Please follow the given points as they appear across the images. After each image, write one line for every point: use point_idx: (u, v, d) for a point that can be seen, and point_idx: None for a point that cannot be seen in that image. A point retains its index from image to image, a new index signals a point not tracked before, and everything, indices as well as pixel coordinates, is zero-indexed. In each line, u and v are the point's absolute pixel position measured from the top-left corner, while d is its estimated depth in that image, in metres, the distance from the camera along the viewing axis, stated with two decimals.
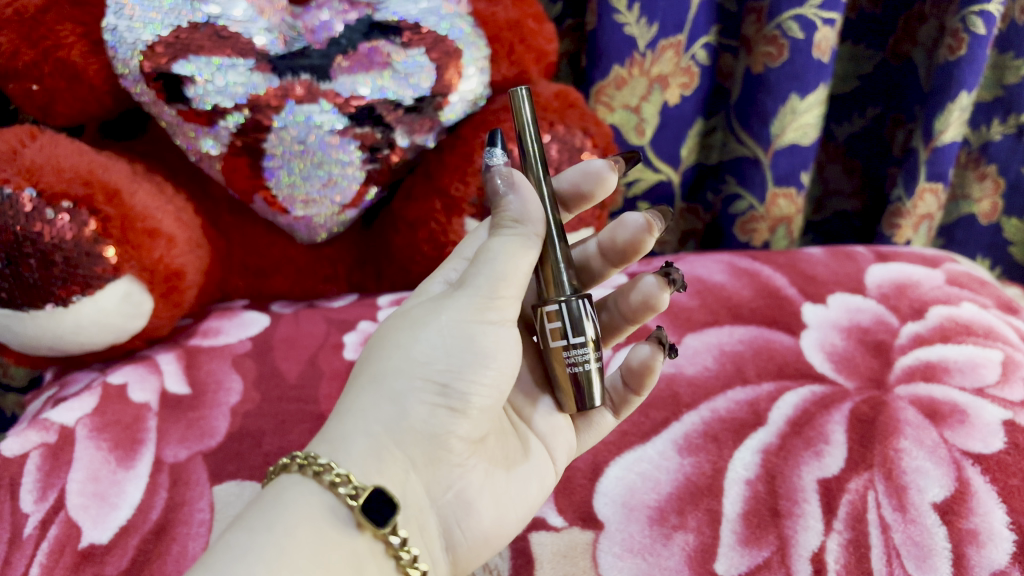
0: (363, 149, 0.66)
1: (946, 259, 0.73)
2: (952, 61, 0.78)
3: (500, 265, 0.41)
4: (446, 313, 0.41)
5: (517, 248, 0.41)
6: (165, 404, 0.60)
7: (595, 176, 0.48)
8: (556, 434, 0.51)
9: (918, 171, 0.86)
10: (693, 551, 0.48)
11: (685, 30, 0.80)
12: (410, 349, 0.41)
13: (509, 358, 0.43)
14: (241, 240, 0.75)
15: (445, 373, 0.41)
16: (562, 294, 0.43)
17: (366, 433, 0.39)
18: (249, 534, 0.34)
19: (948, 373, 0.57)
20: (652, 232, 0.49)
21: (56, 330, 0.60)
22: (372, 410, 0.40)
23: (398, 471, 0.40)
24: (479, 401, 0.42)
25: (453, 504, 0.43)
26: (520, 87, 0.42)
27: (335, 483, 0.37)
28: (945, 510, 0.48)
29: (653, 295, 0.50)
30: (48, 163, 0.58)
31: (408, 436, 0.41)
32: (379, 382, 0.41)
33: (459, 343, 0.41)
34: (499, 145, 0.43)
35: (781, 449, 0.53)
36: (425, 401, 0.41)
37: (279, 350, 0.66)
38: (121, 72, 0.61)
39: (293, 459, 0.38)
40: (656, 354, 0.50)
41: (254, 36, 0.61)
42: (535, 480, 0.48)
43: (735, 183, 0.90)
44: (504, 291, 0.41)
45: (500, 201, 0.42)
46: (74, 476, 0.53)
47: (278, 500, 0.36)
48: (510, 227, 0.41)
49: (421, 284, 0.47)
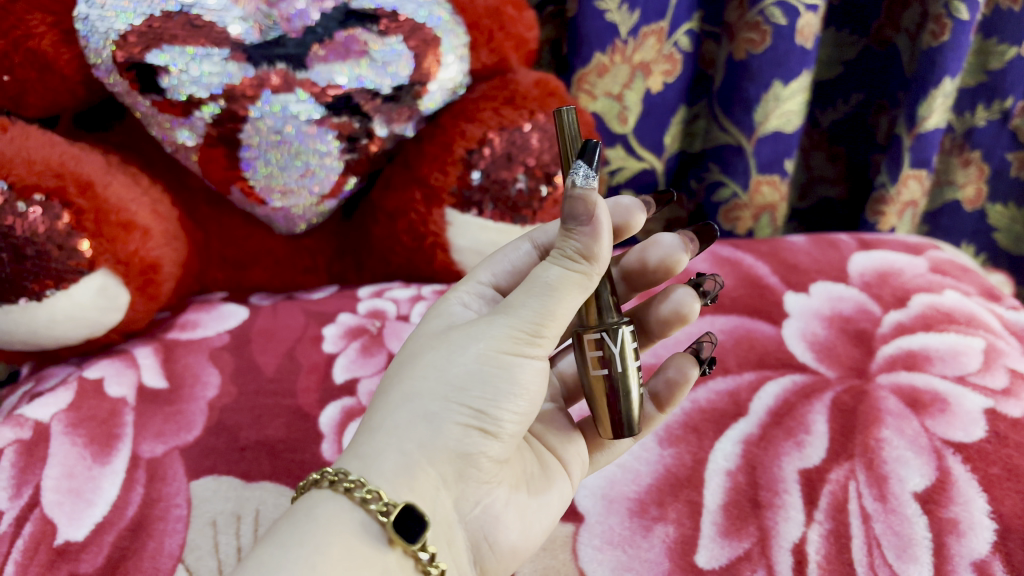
0: (342, 139, 0.65)
1: (929, 246, 0.72)
2: (935, 47, 0.77)
3: (549, 301, 0.39)
4: (485, 339, 0.40)
5: (575, 289, 0.38)
6: (141, 399, 0.59)
7: (624, 210, 0.47)
8: (568, 446, 0.50)
9: (902, 158, 0.85)
10: (674, 542, 0.47)
11: (667, 17, 0.80)
12: (446, 372, 0.40)
13: (541, 386, 0.43)
14: (219, 231, 0.74)
15: (481, 399, 0.40)
16: (606, 321, 0.42)
17: (400, 451, 0.38)
18: (280, 549, 0.33)
19: (929, 362, 0.57)
20: (688, 250, 0.50)
21: (31, 325, 0.59)
22: (406, 429, 0.39)
23: (430, 488, 0.39)
24: (510, 427, 0.42)
25: (480, 518, 0.42)
26: (565, 107, 0.40)
27: (366, 499, 0.36)
28: (926, 499, 0.48)
29: (686, 305, 0.49)
30: (18, 156, 0.57)
31: (441, 455, 0.39)
32: (413, 402, 0.40)
33: (496, 372, 0.40)
34: (591, 161, 0.37)
35: (761, 439, 0.53)
36: (459, 423, 0.40)
37: (258, 343, 0.65)
38: (95, 62, 0.60)
39: (325, 474, 0.38)
40: (692, 366, 0.49)
41: (228, 25, 0.60)
42: (555, 495, 0.47)
43: (718, 171, 0.90)
44: (546, 330, 0.40)
45: (571, 228, 0.37)
46: (49, 472, 0.53)
47: (310, 515, 0.36)
48: (576, 263, 0.38)
49: (436, 304, 0.47)
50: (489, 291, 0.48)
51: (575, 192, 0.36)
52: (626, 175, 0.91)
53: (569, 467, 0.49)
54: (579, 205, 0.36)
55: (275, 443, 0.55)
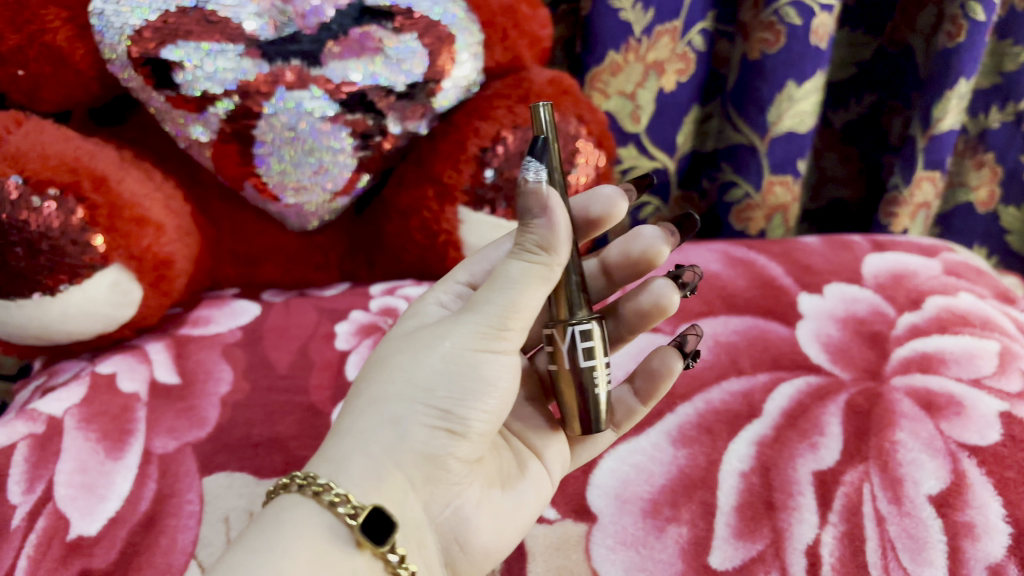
0: (355, 136, 0.65)
1: (943, 248, 0.72)
2: (951, 48, 0.77)
3: (513, 294, 0.39)
4: (450, 338, 0.41)
5: (537, 280, 0.38)
6: (154, 394, 0.59)
7: (605, 200, 0.47)
8: (548, 443, 0.50)
9: (915, 159, 0.85)
10: (687, 543, 0.47)
11: (681, 16, 0.80)
12: (413, 373, 0.41)
13: (510, 383, 0.43)
14: (231, 227, 0.74)
15: (447, 399, 0.40)
16: (573, 317, 0.42)
17: (368, 454, 0.39)
18: (249, 554, 0.33)
19: (944, 365, 0.57)
20: (670, 241, 0.49)
21: (44, 320, 0.59)
22: (373, 432, 0.40)
23: (399, 491, 0.39)
24: (478, 426, 0.42)
25: (451, 521, 0.43)
26: (541, 104, 0.39)
27: (335, 502, 0.36)
28: (941, 502, 0.47)
29: (665, 297, 0.49)
30: (33, 149, 0.57)
31: (408, 457, 0.40)
32: (381, 405, 0.40)
33: (463, 370, 0.40)
34: (540, 158, 0.38)
35: (776, 440, 0.53)
36: (426, 424, 0.40)
37: (270, 339, 0.65)
38: (109, 57, 0.60)
39: (294, 479, 0.38)
40: (675, 359, 0.50)
41: (243, 21, 0.60)
42: (531, 493, 0.48)
43: (731, 171, 0.90)
44: (512, 323, 0.40)
45: (527, 222, 0.37)
46: (62, 467, 0.53)
47: (278, 520, 0.36)
48: (534, 253, 0.38)
49: (412, 305, 0.48)
50: (466, 289, 0.48)
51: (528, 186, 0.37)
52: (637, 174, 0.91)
53: (546, 459, 0.50)
54: (532, 200, 0.37)
55: (288, 439, 0.55)
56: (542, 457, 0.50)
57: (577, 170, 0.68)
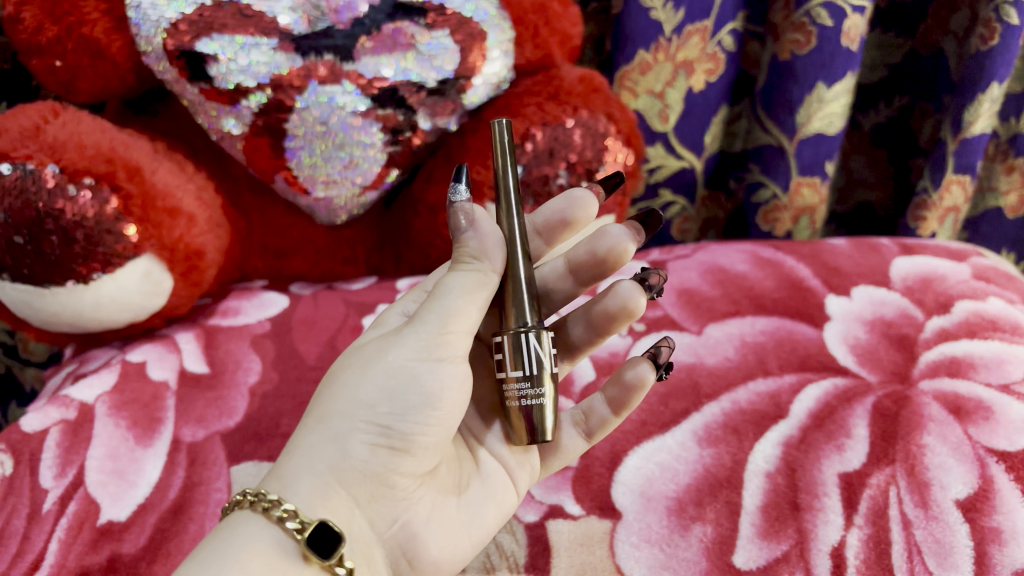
0: (385, 132, 0.65)
1: (972, 252, 0.71)
2: (984, 51, 0.76)
3: (454, 300, 0.41)
4: (392, 353, 0.42)
5: (472, 285, 0.42)
6: (184, 383, 0.60)
7: (578, 201, 0.51)
8: (521, 459, 0.50)
9: (946, 163, 0.85)
10: (711, 542, 0.47)
11: (712, 15, 0.79)
12: (356, 391, 0.42)
13: (458, 396, 0.43)
14: (261, 220, 0.75)
15: (388, 415, 0.41)
16: (522, 322, 0.43)
17: (312, 472, 0.40)
18: (201, 567, 0.35)
19: (973, 369, 0.56)
20: (636, 240, 0.49)
21: (77, 308, 0.60)
22: (317, 450, 0.40)
23: (342, 508, 0.40)
24: (423, 440, 0.42)
25: (399, 536, 0.43)
26: (499, 121, 0.45)
27: (283, 518, 0.38)
28: (968, 508, 0.47)
29: (631, 298, 0.47)
30: (70, 139, 0.59)
31: (351, 475, 0.41)
32: (326, 423, 0.41)
33: (404, 385, 0.41)
34: (463, 181, 0.43)
35: (802, 442, 0.53)
36: (367, 442, 0.41)
37: (299, 331, 0.66)
38: (144, 50, 0.61)
39: (245, 496, 0.39)
40: (649, 370, 0.48)
41: (278, 15, 0.61)
42: (491, 504, 0.48)
43: (759, 172, 0.89)
44: (451, 326, 0.41)
45: (459, 238, 0.43)
46: (93, 453, 0.53)
47: (230, 535, 0.37)
48: (470, 262, 0.42)
49: (379, 315, 0.48)
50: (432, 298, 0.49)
51: (456, 206, 0.42)
52: (664, 173, 0.91)
53: (505, 462, 0.49)
54: (462, 216, 0.42)
55: None
56: (488, 445, 0.50)
57: (606, 168, 0.68)
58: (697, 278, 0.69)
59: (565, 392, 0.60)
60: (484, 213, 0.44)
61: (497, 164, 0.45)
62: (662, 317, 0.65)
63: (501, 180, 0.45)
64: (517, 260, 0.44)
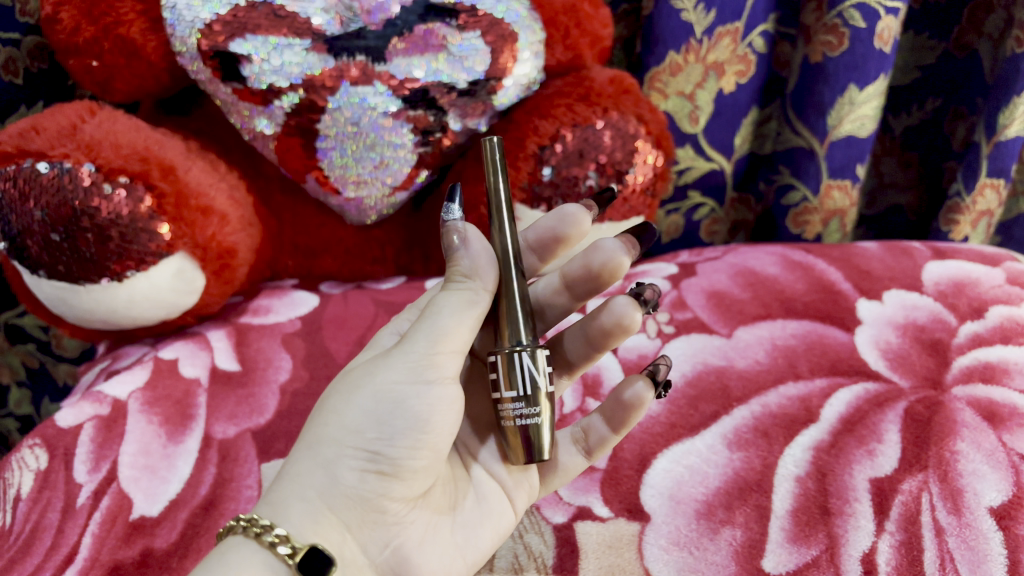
0: (416, 132, 0.66)
1: (1007, 257, 0.70)
2: (1019, 54, 0.76)
3: (444, 320, 0.41)
4: (380, 376, 0.42)
5: (463, 305, 0.42)
6: (215, 380, 0.60)
7: (571, 219, 0.50)
8: (518, 475, 0.50)
9: (979, 166, 0.84)
10: (740, 546, 0.47)
11: (743, 17, 0.79)
12: (343, 416, 0.42)
13: (447, 418, 0.43)
14: (292, 219, 0.75)
15: (376, 441, 0.42)
16: (516, 342, 0.43)
17: (302, 498, 0.41)
18: None
19: (1007, 376, 0.56)
20: (630, 253, 0.48)
21: (111, 304, 0.61)
22: (306, 476, 0.41)
23: (333, 534, 0.41)
24: (413, 464, 0.43)
25: (392, 561, 0.43)
26: (490, 138, 0.44)
27: (275, 543, 0.39)
28: (1002, 515, 0.46)
29: (626, 315, 0.47)
30: (106, 139, 0.59)
31: (341, 500, 0.42)
32: (315, 448, 0.42)
33: (391, 409, 0.42)
34: (457, 201, 0.43)
35: (832, 446, 0.52)
36: (355, 468, 0.42)
37: (329, 330, 0.66)
38: (179, 50, 0.62)
39: (237, 522, 0.40)
40: (647, 388, 0.48)
41: (311, 16, 0.62)
42: (486, 526, 0.48)
43: (789, 174, 0.89)
44: (441, 347, 0.42)
45: (451, 255, 0.42)
46: (126, 448, 0.54)
47: (222, 561, 0.38)
48: (461, 281, 0.42)
49: (375, 335, 0.49)
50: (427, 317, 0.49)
51: (448, 226, 0.42)
52: (693, 175, 0.91)
53: (501, 478, 0.50)
54: (454, 235, 0.42)
55: None
56: (483, 464, 0.50)
57: (635, 170, 0.68)
58: (726, 280, 0.69)
59: (593, 393, 0.60)
60: (477, 232, 0.43)
61: (489, 179, 0.44)
62: (692, 319, 0.65)
63: (493, 197, 0.44)
64: (510, 277, 0.44)
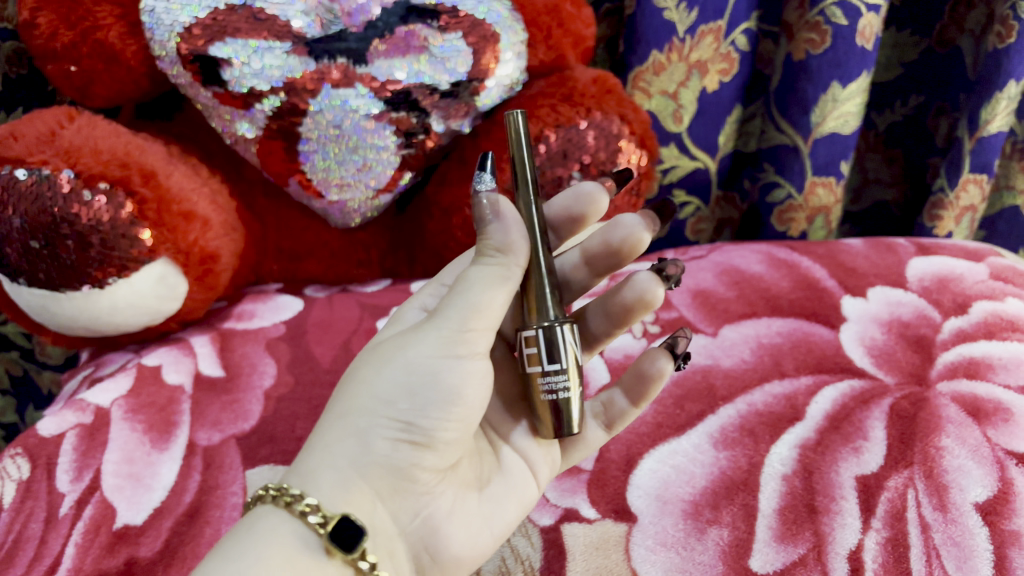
0: (399, 134, 0.65)
1: (990, 252, 0.70)
2: (1001, 49, 0.76)
3: (475, 296, 0.40)
4: (412, 350, 0.42)
5: (495, 280, 0.40)
6: (199, 387, 0.60)
7: (587, 196, 0.50)
8: (541, 448, 0.50)
9: (962, 162, 0.84)
10: (727, 546, 0.47)
11: (726, 15, 0.79)
12: (374, 387, 0.42)
13: (479, 391, 0.43)
14: (276, 223, 0.75)
15: (409, 411, 0.41)
16: (545, 319, 0.42)
17: (333, 467, 0.40)
18: (224, 562, 0.35)
19: (992, 371, 0.56)
20: (650, 229, 0.49)
21: (93, 311, 0.60)
22: (338, 446, 0.41)
23: (365, 503, 0.41)
24: (444, 436, 0.42)
25: (421, 530, 0.43)
26: (516, 112, 0.44)
27: (305, 512, 0.38)
28: (987, 511, 0.47)
29: (649, 289, 0.48)
30: (85, 145, 0.59)
31: (374, 469, 0.41)
32: (345, 419, 0.42)
33: (424, 381, 0.41)
34: (489, 169, 0.42)
35: (819, 444, 0.52)
36: (388, 437, 0.41)
37: (313, 334, 0.66)
38: (159, 54, 0.62)
39: (267, 491, 0.39)
40: (667, 361, 0.49)
41: (291, 19, 0.61)
42: (513, 498, 0.48)
43: (774, 172, 0.89)
44: (473, 322, 0.41)
45: (483, 228, 0.41)
46: (109, 457, 0.54)
47: (252, 531, 0.37)
48: (492, 256, 0.41)
49: (398, 309, 0.48)
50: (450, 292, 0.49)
51: (480, 195, 0.41)
52: (678, 174, 0.91)
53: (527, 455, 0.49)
54: (485, 205, 0.41)
55: None
56: (512, 441, 0.49)
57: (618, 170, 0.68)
58: (712, 279, 0.69)
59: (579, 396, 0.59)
60: (509, 203, 0.42)
61: (515, 155, 0.44)
62: (677, 318, 0.65)
63: (519, 172, 0.44)
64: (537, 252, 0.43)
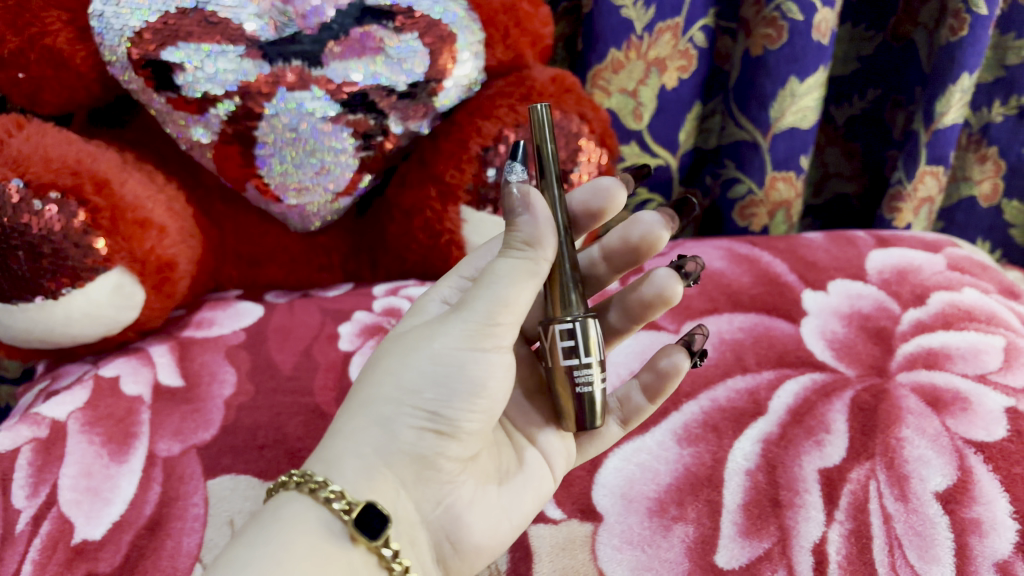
0: (357, 136, 0.65)
1: (946, 242, 0.71)
2: (954, 43, 0.77)
3: (503, 290, 0.40)
4: (439, 341, 0.41)
5: (523, 275, 0.40)
6: (159, 397, 0.59)
7: (606, 192, 0.50)
8: (556, 442, 0.50)
9: (918, 154, 0.85)
10: (693, 542, 0.47)
11: (682, 13, 0.80)
12: (399, 375, 0.42)
13: (503, 381, 0.43)
14: (235, 229, 0.74)
15: (433, 401, 0.41)
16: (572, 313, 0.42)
17: (358, 455, 0.40)
18: (248, 549, 0.35)
19: (950, 361, 0.56)
20: (668, 227, 0.51)
21: (48, 323, 0.59)
22: (362, 434, 0.41)
23: (389, 490, 0.41)
24: (468, 426, 0.43)
25: (442, 519, 0.43)
26: (539, 105, 0.43)
27: (329, 498, 0.38)
28: (947, 499, 0.47)
29: (668, 287, 0.48)
30: (36, 153, 0.58)
31: (398, 456, 0.41)
32: (369, 407, 0.42)
33: (449, 372, 0.41)
34: (519, 160, 0.41)
35: (781, 438, 0.52)
36: (413, 426, 0.41)
37: (274, 341, 0.65)
38: (109, 59, 0.60)
39: (291, 477, 0.39)
40: (683, 358, 0.51)
41: (244, 22, 0.60)
42: (532, 487, 0.48)
43: (734, 168, 0.90)
44: (501, 317, 0.40)
45: (512, 219, 0.40)
46: (67, 470, 0.52)
47: (275, 516, 0.38)
48: (520, 250, 0.40)
49: (418, 300, 0.49)
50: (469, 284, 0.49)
51: (510, 185, 0.40)
52: None
53: (545, 450, 0.50)
54: (516, 196, 0.40)
55: (292, 442, 0.55)
56: (537, 441, 0.50)
57: (579, 169, 0.68)
58: None
59: None
60: (540, 196, 0.41)
61: (539, 146, 0.43)
62: None
63: (542, 165, 0.43)
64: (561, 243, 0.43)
